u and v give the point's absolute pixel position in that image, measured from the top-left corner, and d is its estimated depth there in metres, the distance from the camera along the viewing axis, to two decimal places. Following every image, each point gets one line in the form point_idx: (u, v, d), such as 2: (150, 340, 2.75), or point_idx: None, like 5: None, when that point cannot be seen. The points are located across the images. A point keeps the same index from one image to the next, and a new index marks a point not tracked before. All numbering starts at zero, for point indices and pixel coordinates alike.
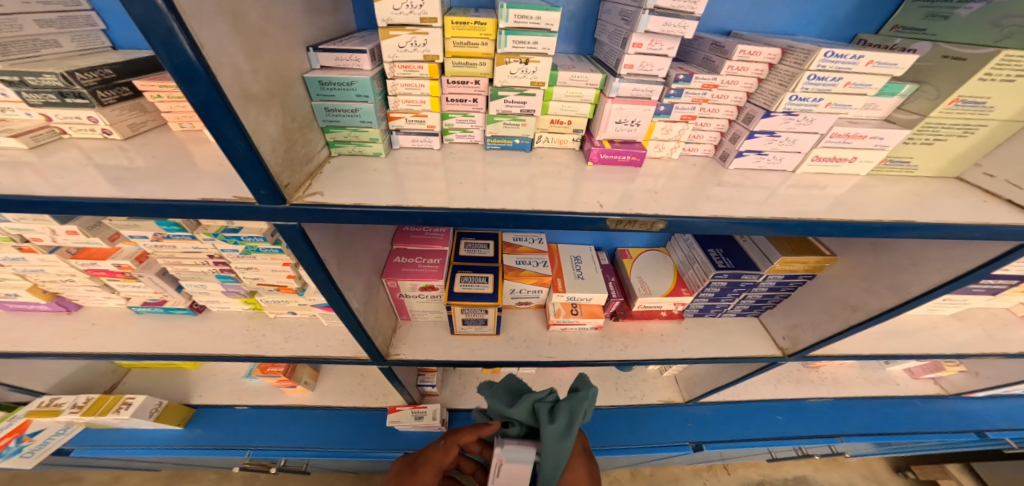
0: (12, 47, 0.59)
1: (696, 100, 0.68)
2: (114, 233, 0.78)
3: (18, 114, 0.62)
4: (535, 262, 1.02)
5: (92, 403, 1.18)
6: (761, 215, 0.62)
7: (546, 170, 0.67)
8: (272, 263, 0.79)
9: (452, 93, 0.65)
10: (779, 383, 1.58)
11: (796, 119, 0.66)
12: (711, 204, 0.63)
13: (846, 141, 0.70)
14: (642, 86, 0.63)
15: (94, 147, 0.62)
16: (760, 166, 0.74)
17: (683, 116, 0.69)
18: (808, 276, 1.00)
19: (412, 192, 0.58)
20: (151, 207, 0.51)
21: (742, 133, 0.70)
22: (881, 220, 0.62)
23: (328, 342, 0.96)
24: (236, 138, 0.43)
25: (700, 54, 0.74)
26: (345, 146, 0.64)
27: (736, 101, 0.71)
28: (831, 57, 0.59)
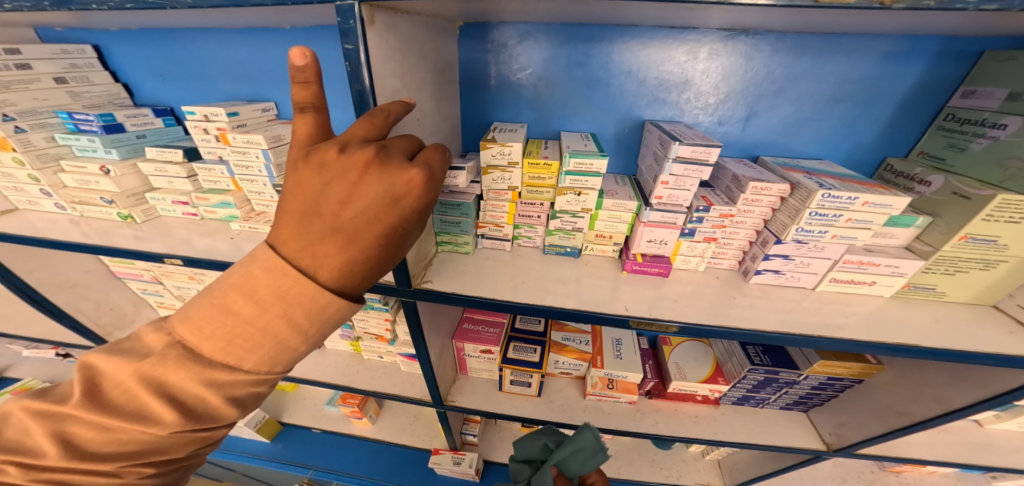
0: (285, 167, 0.95)
1: (717, 225, 0.82)
2: None
3: (276, 209, 0.99)
4: (578, 339, 1.19)
5: None
6: (770, 327, 0.73)
7: (590, 273, 0.87)
8: (379, 318, 1.05)
9: (524, 211, 0.88)
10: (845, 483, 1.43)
11: (806, 247, 0.76)
12: (726, 311, 0.77)
13: (862, 267, 0.77)
14: (668, 214, 0.80)
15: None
16: (781, 282, 0.84)
17: (705, 237, 0.83)
18: (855, 380, 0.97)
19: (487, 285, 0.81)
20: None
21: (759, 254, 0.82)
22: (886, 341, 0.70)
23: (402, 383, 1.18)
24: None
25: (723, 182, 0.87)
26: (446, 245, 0.91)
27: (754, 226, 0.82)
28: (829, 198, 0.69)
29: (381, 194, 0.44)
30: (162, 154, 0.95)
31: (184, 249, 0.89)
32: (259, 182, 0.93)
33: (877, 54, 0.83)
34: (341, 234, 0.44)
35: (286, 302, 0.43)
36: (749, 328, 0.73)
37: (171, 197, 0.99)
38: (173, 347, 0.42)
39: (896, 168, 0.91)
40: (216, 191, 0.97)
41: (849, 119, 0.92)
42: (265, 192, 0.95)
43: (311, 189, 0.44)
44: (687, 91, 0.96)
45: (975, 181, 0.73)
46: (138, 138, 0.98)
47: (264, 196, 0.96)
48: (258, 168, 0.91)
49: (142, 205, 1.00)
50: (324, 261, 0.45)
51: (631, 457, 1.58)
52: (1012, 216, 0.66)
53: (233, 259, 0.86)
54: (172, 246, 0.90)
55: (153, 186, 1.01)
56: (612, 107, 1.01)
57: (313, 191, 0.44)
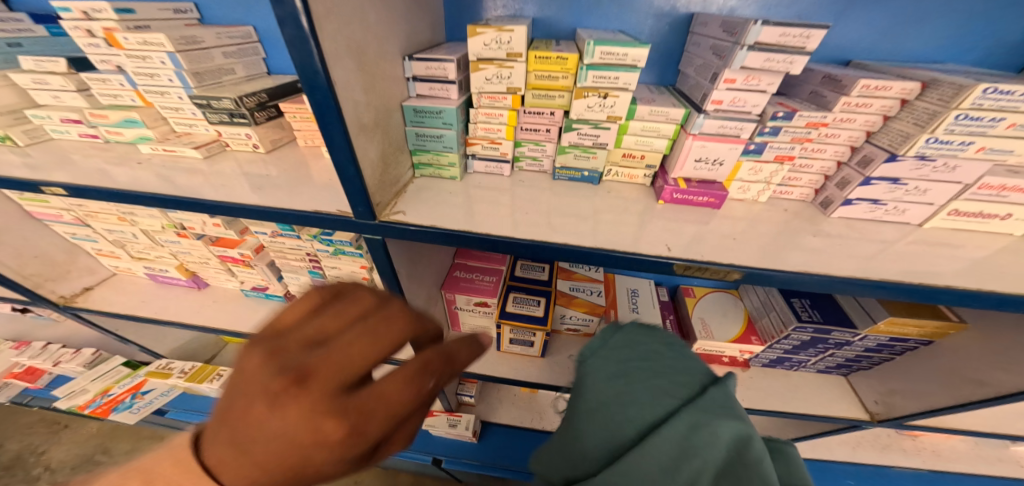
0: (207, 76, 0.73)
1: (797, 139, 0.55)
2: (244, 226, 0.93)
3: (200, 129, 0.77)
4: (589, 290, 1.00)
5: (195, 370, 1.39)
6: (874, 274, 0.49)
7: (613, 204, 0.63)
8: (352, 265, 0.86)
9: (528, 123, 0.65)
10: (860, 447, 1.29)
11: (931, 166, 0.49)
12: (809, 251, 0.53)
13: (1000, 194, 0.51)
14: (731, 123, 0.54)
15: (245, 159, 0.76)
16: (875, 217, 0.57)
17: (777, 155, 0.56)
18: (923, 342, 0.75)
19: (479, 214, 0.62)
20: (281, 214, 0.61)
21: (852, 179, 0.55)
22: None
23: (386, 343, 1.01)
24: (347, 165, 0.50)
25: (807, 89, 0.59)
26: (427, 168, 0.69)
27: (850, 141, 0.55)
28: (994, 93, 0.43)
29: (334, 467, 0.30)
30: (42, 62, 0.73)
31: (95, 179, 0.68)
32: (171, 94, 0.72)
33: None
34: (284, 468, 0.30)
35: (238, 380, 0.32)
36: (854, 275, 0.49)
37: (57, 115, 0.76)
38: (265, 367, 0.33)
39: None
40: (117, 109, 0.75)
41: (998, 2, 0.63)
42: (184, 108, 0.74)
43: (247, 449, 0.30)
44: None
45: None
46: (9, 46, 0.75)
47: (183, 112, 0.75)
48: (168, 76, 0.69)
49: (24, 125, 0.78)
50: (262, 404, 0.30)
51: None
52: None
53: (154, 188, 0.66)
54: (81, 176, 0.69)
55: (38, 102, 0.79)
56: None
57: (252, 427, 0.30)
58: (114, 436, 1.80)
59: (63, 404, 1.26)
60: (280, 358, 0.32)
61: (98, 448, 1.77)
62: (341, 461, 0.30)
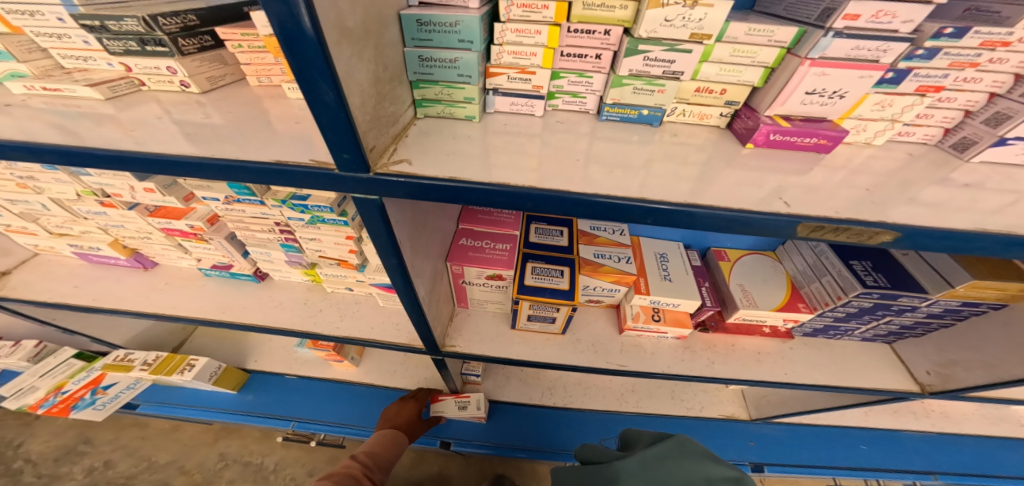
0: None
1: (956, 65, 0.41)
2: (189, 193, 0.73)
3: (101, 65, 0.57)
4: (616, 256, 0.88)
5: (160, 361, 1.17)
6: None
7: (679, 151, 0.49)
8: (336, 236, 0.70)
9: (571, 45, 0.47)
10: (871, 411, 1.37)
11: None
12: (953, 207, 0.41)
13: None
14: (869, 43, 0.39)
15: (171, 100, 0.55)
16: None
17: (920, 86, 0.43)
18: (997, 304, 0.69)
19: (497, 167, 0.44)
20: (221, 168, 0.41)
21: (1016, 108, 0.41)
22: None
23: (383, 325, 0.87)
24: (325, 85, 0.32)
25: None
26: (434, 106, 0.50)
27: (1018, 67, 0.41)
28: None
29: None
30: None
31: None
32: (45, 14, 0.51)
33: None
34: None
35: None
36: None
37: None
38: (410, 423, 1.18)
39: None
40: None
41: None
42: (70, 35, 0.54)
43: None
44: None
45: None
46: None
47: (70, 40, 0.55)
48: None
49: None
50: None
51: (651, 390, 1.44)
52: None
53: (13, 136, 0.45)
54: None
55: None
56: None
57: None
58: (93, 425, 1.64)
59: (10, 405, 1.07)
60: None
61: (77, 438, 1.61)
62: None
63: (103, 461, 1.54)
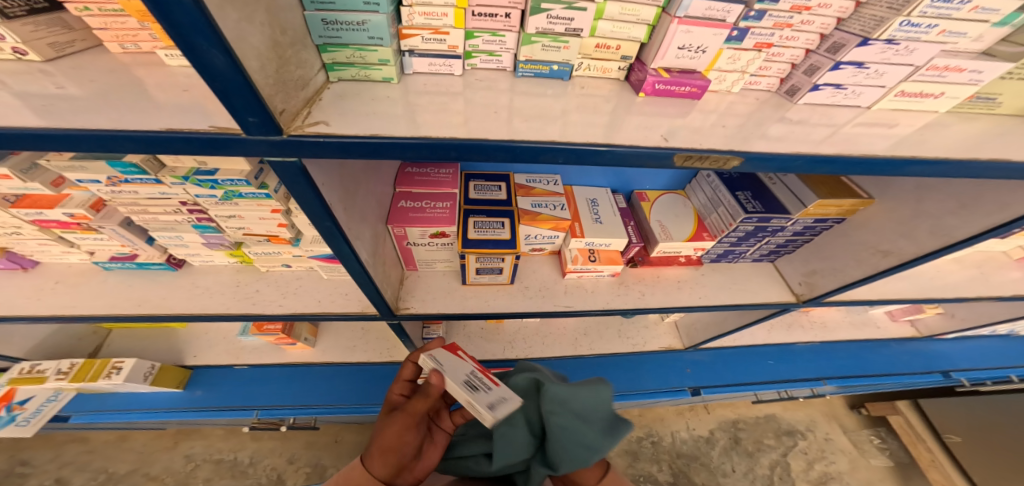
0: None
1: (778, 26, 0.51)
2: (57, 177, 0.64)
3: None
4: (552, 204, 0.96)
5: (78, 368, 1.07)
6: (843, 153, 0.51)
7: (584, 103, 0.55)
8: (258, 210, 0.67)
9: (480, 4, 0.50)
10: (773, 330, 1.67)
11: (894, 50, 0.50)
12: (779, 140, 0.53)
13: (940, 74, 0.53)
14: (719, 4, 0.47)
15: (5, 71, 0.46)
16: (834, 102, 0.58)
17: (757, 43, 0.53)
18: (837, 220, 0.90)
19: (420, 124, 0.47)
20: (96, 139, 0.38)
21: (823, 64, 0.53)
22: (976, 158, 0.51)
23: (331, 297, 0.87)
24: (217, 54, 0.31)
25: None
26: (347, 70, 0.51)
27: (822, 27, 0.53)
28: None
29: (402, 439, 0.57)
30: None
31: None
32: None
33: None
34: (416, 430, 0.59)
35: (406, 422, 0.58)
36: (831, 155, 0.50)
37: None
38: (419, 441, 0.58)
39: None
40: None
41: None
42: None
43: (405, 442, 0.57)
44: None
45: None
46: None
47: None
48: None
49: None
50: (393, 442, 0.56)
51: (600, 331, 1.62)
52: None
53: None
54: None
55: None
56: None
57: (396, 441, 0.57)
58: (23, 447, 1.61)
59: None
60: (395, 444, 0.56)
61: (11, 462, 1.58)
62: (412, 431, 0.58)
63: (52, 479, 1.55)
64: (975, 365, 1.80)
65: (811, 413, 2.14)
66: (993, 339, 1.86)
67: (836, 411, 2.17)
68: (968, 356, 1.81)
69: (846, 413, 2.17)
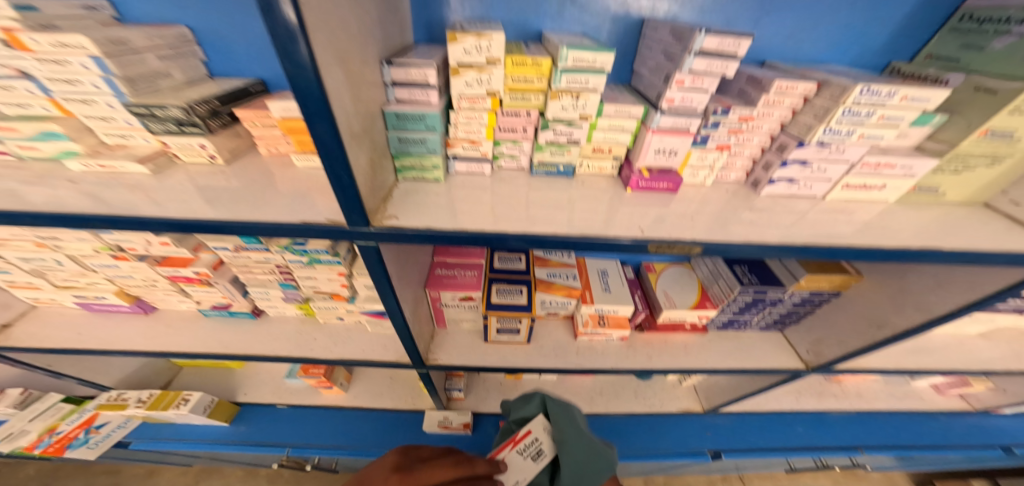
0: (140, 82, 0.64)
1: (732, 132, 0.70)
2: (197, 243, 0.85)
3: (138, 140, 0.68)
4: (565, 275, 1.09)
5: (155, 398, 1.25)
6: (787, 241, 0.65)
7: (588, 195, 0.72)
8: (329, 273, 0.84)
9: (505, 123, 0.70)
10: (801, 396, 1.64)
11: (828, 149, 0.67)
12: (741, 227, 0.68)
13: (876, 171, 0.70)
14: (682, 118, 0.66)
15: (203, 172, 0.68)
16: (791, 192, 0.76)
17: (718, 145, 0.72)
18: (834, 293, 1.02)
19: (462, 215, 0.63)
20: (259, 228, 0.57)
21: (774, 162, 0.73)
22: (905, 247, 0.66)
23: (372, 347, 1.01)
24: (342, 170, 0.49)
25: (736, 87, 0.75)
26: (410, 172, 0.69)
27: (769, 131, 0.73)
28: (866, 92, 0.60)
29: None
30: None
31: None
32: (98, 103, 0.62)
33: None
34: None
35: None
36: (777, 244, 0.64)
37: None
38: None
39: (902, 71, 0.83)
40: (27, 119, 0.64)
41: (863, 22, 0.81)
42: (115, 118, 0.65)
43: None
44: None
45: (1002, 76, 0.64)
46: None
47: (114, 122, 0.65)
48: (91, 83, 0.60)
49: None
50: None
51: (616, 391, 1.64)
52: None
53: (83, 208, 0.57)
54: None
55: None
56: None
57: None
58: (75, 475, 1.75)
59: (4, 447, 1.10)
60: None
61: None
62: None
63: None
64: None
65: None
66: None
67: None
68: None
69: None
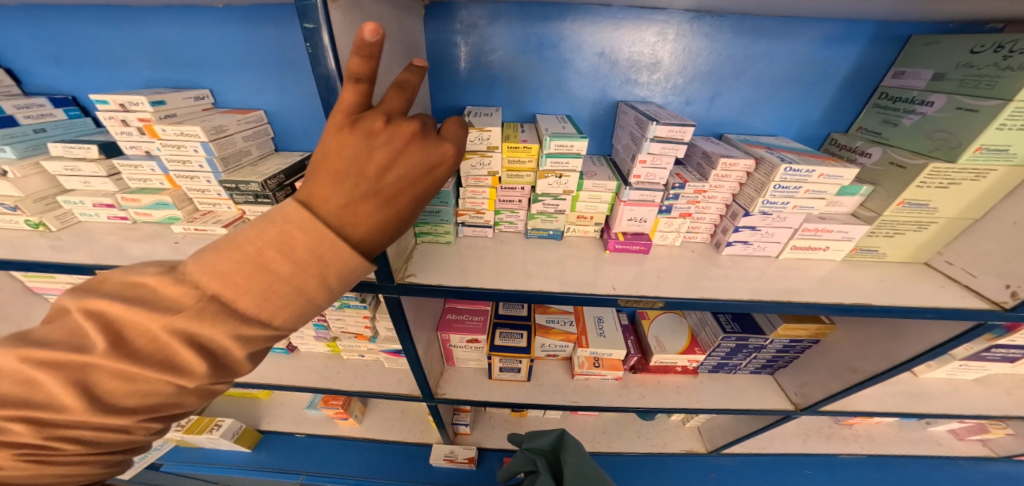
0: (229, 160, 0.82)
1: (691, 202, 0.86)
2: None
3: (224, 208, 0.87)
4: (563, 320, 1.20)
5: (192, 423, 1.40)
6: (749, 295, 0.76)
7: (575, 254, 0.86)
8: (356, 315, 1.00)
9: (504, 195, 0.86)
10: (808, 438, 1.61)
11: (771, 218, 0.82)
12: (703, 283, 0.80)
13: (817, 234, 0.84)
14: (647, 192, 0.82)
15: None
16: (749, 252, 0.88)
17: (681, 213, 0.87)
18: (813, 341, 1.12)
19: (471, 274, 0.78)
20: None
21: (729, 227, 0.86)
22: (845, 302, 0.76)
23: (388, 381, 1.13)
24: None
25: (694, 159, 0.91)
26: (427, 236, 0.86)
27: (724, 200, 0.87)
28: (791, 171, 0.75)
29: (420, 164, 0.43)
30: (71, 150, 0.80)
31: (118, 258, 0.76)
32: (200, 178, 0.80)
33: (820, 38, 0.88)
34: (381, 196, 0.42)
35: (324, 263, 0.40)
36: (737, 299, 0.76)
37: (91, 200, 0.85)
38: (210, 300, 0.38)
39: (839, 142, 0.99)
40: (146, 191, 0.83)
41: (796, 101, 0.97)
42: (210, 190, 0.83)
43: (357, 157, 0.40)
44: (657, 72, 0.95)
45: (908, 152, 0.81)
46: (37, 133, 0.84)
47: (209, 193, 0.84)
48: (198, 162, 0.78)
49: (56, 210, 0.85)
50: (361, 221, 0.42)
51: (619, 430, 1.68)
52: (940, 181, 0.75)
53: None
54: (103, 256, 0.77)
55: (67, 187, 0.86)
56: (587, 89, 0.98)
57: (356, 151, 0.40)
58: None
59: None
60: (360, 155, 0.40)
61: None
62: (408, 209, 0.44)
63: None
64: None
65: None
66: None
67: None
68: None
69: None
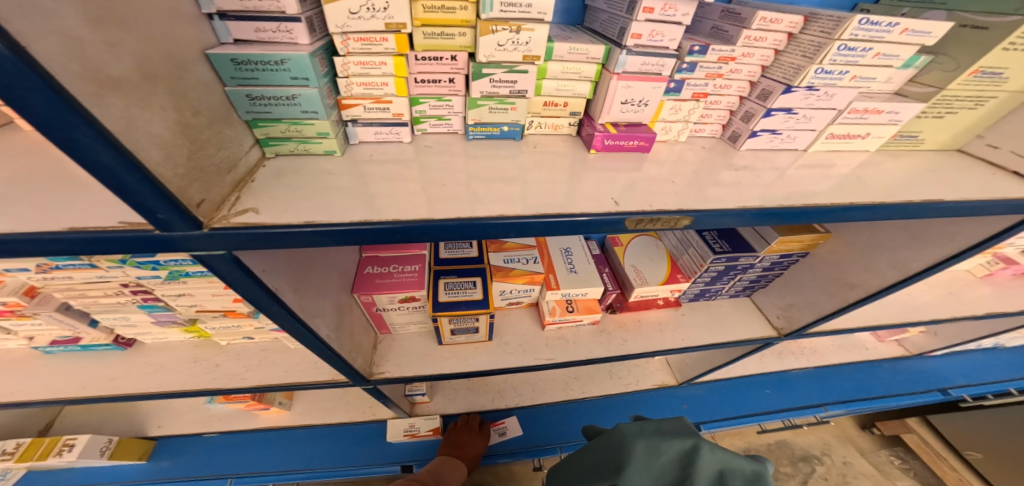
0: None
1: (710, 76, 0.58)
2: None
3: None
4: (524, 258, 0.93)
5: (26, 447, 1.01)
6: (792, 201, 0.53)
7: (540, 161, 0.56)
8: (210, 287, 0.63)
9: (422, 72, 0.51)
10: (764, 357, 1.62)
11: (816, 95, 0.58)
12: (723, 187, 0.55)
13: (863, 117, 0.62)
14: (652, 59, 0.53)
15: None
16: (773, 145, 0.65)
17: (694, 93, 0.59)
18: (802, 254, 0.98)
19: (382, 197, 0.46)
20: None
21: (756, 110, 0.61)
22: (911, 200, 0.55)
23: (300, 366, 0.82)
24: (97, 144, 0.27)
25: (708, 24, 0.62)
26: (284, 144, 0.50)
27: (749, 76, 0.61)
28: (865, 24, 0.50)
29: None
30: None
31: None
32: None
33: None
34: None
35: None
36: (778, 207, 0.52)
37: None
38: None
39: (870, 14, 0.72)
40: None
41: None
42: None
43: None
44: None
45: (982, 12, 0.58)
46: None
47: None
48: None
49: None
50: None
51: (591, 373, 1.56)
52: None
53: None
54: None
55: None
56: None
57: None
58: None
59: None
60: None
61: None
62: None
63: None
64: (970, 382, 1.74)
65: (823, 436, 1.89)
66: (982, 353, 1.84)
67: (849, 431, 1.93)
68: (960, 372, 1.77)
69: (859, 432, 1.93)
